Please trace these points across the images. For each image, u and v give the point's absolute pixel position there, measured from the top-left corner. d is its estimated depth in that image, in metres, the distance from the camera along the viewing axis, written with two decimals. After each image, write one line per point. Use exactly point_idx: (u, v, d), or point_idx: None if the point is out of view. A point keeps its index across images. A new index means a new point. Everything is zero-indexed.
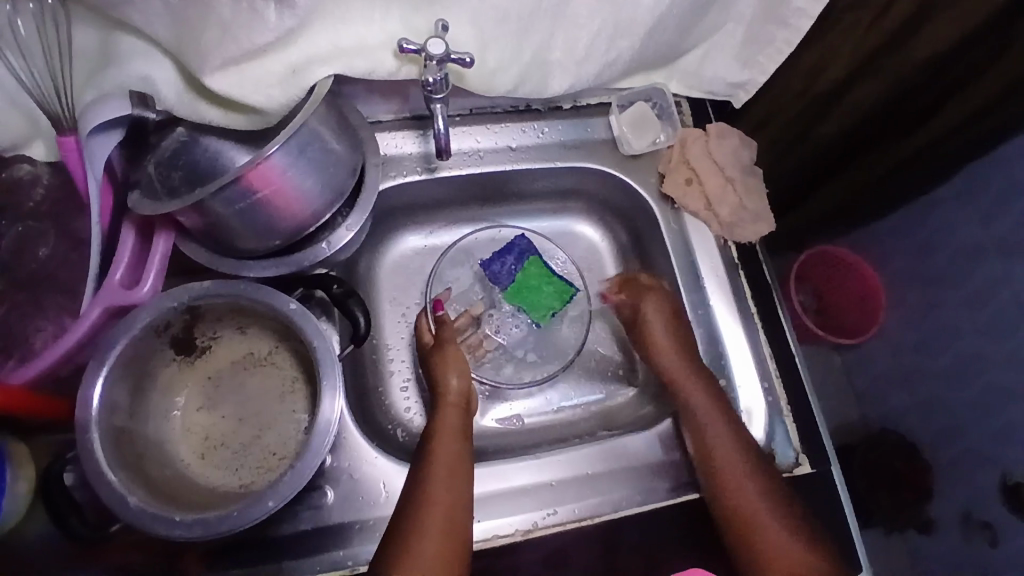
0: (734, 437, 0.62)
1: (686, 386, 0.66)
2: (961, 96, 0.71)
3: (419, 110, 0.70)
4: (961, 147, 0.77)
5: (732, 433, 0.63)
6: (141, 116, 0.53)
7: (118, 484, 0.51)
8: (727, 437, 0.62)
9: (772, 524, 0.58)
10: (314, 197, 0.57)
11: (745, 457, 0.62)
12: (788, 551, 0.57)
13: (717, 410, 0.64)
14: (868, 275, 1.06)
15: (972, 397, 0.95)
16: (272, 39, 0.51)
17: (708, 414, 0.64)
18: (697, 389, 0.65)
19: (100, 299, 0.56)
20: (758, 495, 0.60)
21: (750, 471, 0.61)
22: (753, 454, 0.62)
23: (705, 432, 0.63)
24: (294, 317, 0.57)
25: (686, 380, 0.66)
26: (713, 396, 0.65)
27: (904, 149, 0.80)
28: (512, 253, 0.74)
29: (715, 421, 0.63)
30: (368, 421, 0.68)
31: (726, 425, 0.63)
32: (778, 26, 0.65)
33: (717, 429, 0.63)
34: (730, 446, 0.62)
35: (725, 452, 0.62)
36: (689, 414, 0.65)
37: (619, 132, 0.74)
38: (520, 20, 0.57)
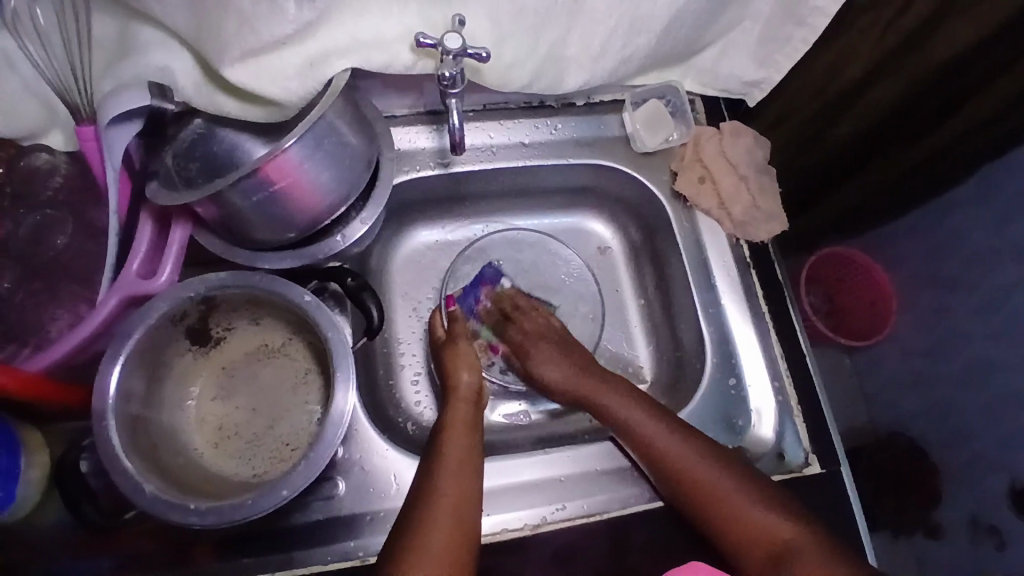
0: (671, 432, 0.62)
1: (600, 393, 0.66)
2: (982, 93, 0.70)
3: (434, 105, 0.71)
4: (982, 141, 0.77)
5: (663, 423, 0.63)
6: (159, 107, 0.53)
7: (135, 472, 0.51)
8: (663, 432, 0.62)
9: (737, 499, 0.58)
10: (329, 191, 0.57)
11: (688, 444, 0.61)
12: (759, 519, 0.57)
13: (641, 406, 0.64)
14: (878, 277, 1.07)
15: (983, 401, 0.95)
16: (290, 30, 0.51)
17: (632, 412, 0.64)
18: (611, 388, 0.66)
19: (119, 289, 0.56)
20: (716, 471, 0.60)
21: (696, 453, 0.61)
22: (692, 436, 0.62)
23: (638, 430, 0.63)
24: (309, 308, 0.57)
25: (599, 385, 0.66)
26: (626, 394, 0.65)
27: (920, 149, 0.80)
28: (479, 287, 0.74)
29: (643, 417, 0.63)
30: (379, 413, 0.68)
31: (655, 417, 0.63)
32: (796, 24, 0.65)
33: (649, 426, 0.63)
34: (667, 437, 0.62)
35: (662, 444, 0.62)
36: (614, 416, 0.65)
37: (632, 129, 0.74)
38: (538, 15, 0.57)
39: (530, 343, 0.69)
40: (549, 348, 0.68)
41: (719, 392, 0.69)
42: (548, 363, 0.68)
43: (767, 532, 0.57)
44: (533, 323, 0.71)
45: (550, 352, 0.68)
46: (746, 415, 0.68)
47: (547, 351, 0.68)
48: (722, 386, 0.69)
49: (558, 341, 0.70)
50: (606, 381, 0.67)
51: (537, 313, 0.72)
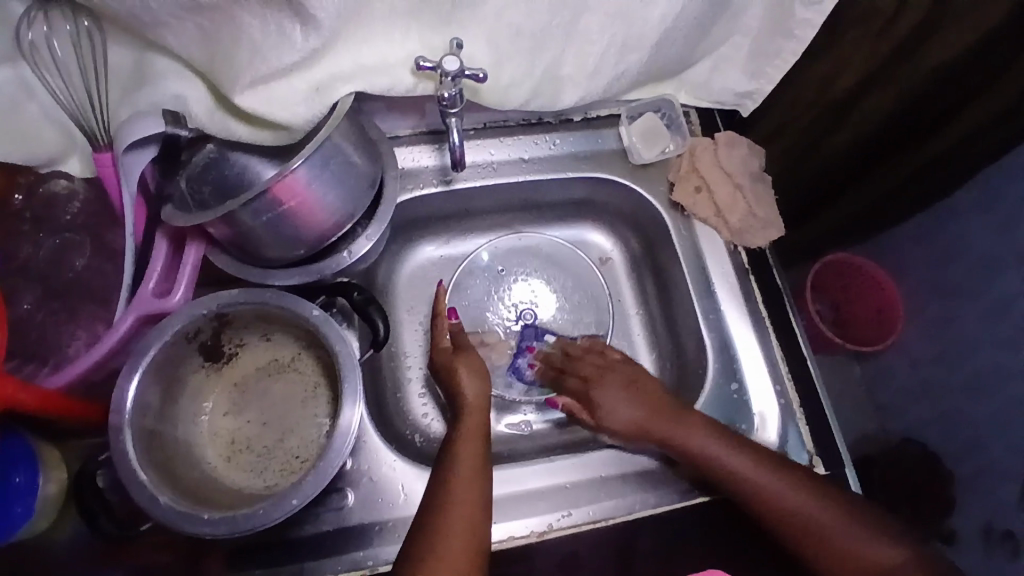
0: (770, 472, 0.61)
1: (684, 436, 0.63)
2: (986, 93, 0.70)
3: (435, 125, 0.73)
4: (992, 141, 0.77)
5: (762, 466, 0.61)
6: (175, 133, 0.56)
7: (149, 483, 0.53)
8: (760, 472, 0.61)
9: (841, 531, 0.60)
10: (335, 209, 0.59)
11: (785, 478, 0.61)
12: (862, 548, 0.59)
13: (743, 449, 0.62)
14: (885, 288, 1.08)
15: (992, 405, 0.95)
16: (298, 58, 0.53)
17: (732, 457, 0.62)
18: (700, 428, 0.63)
19: (134, 308, 0.58)
20: (806, 501, 0.61)
21: (795, 492, 0.61)
22: (790, 474, 0.62)
23: (736, 473, 0.62)
24: (317, 322, 0.59)
25: (672, 426, 0.64)
26: (719, 435, 0.63)
27: (919, 155, 0.82)
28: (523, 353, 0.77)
29: (745, 463, 0.62)
30: (387, 425, 0.70)
31: (755, 460, 0.62)
32: (785, 37, 0.67)
33: (744, 466, 0.62)
34: (770, 480, 0.61)
35: (770, 487, 0.61)
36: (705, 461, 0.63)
37: (629, 142, 0.76)
38: (533, 36, 0.60)
39: (594, 389, 0.68)
40: (617, 390, 0.67)
41: (721, 397, 0.69)
42: (616, 410, 0.66)
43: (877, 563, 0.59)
44: (590, 366, 0.70)
45: (620, 395, 0.66)
46: (750, 419, 0.69)
47: (615, 396, 0.67)
48: (725, 391, 0.69)
49: (628, 380, 0.67)
50: (692, 421, 0.64)
51: (592, 355, 0.70)
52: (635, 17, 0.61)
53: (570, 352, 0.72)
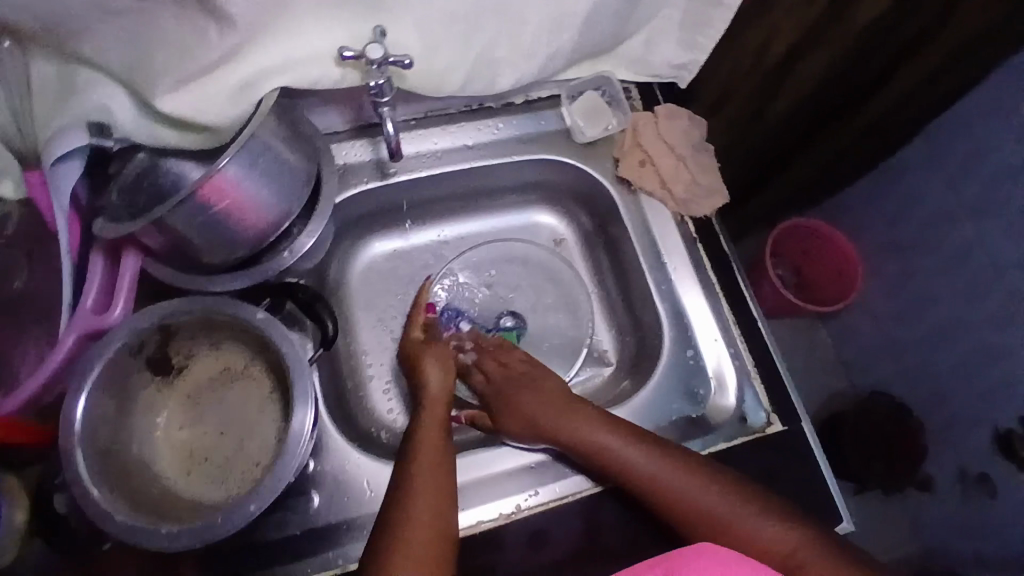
0: (657, 458, 0.62)
1: (581, 430, 0.64)
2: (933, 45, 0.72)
3: (372, 118, 0.72)
4: (940, 90, 0.80)
5: (652, 453, 0.62)
6: (100, 144, 0.55)
7: (104, 501, 0.52)
8: (646, 457, 0.62)
9: (730, 511, 0.59)
10: (272, 206, 0.58)
11: (677, 463, 0.62)
12: (753, 531, 0.59)
13: (644, 445, 0.62)
14: (838, 241, 1.07)
15: (955, 353, 0.97)
16: (216, 58, 0.53)
17: (625, 446, 0.62)
18: (595, 421, 0.64)
19: (75, 325, 0.58)
20: (694, 483, 0.60)
21: (687, 478, 0.61)
22: (684, 461, 0.62)
23: (627, 464, 0.61)
24: (263, 324, 0.58)
25: (572, 421, 0.64)
26: (612, 427, 0.64)
27: (872, 110, 0.83)
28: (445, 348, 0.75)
29: (637, 454, 0.62)
30: (350, 424, 0.69)
31: (648, 452, 0.62)
32: (713, 5, 0.67)
33: (633, 454, 0.62)
34: (670, 472, 0.61)
35: (663, 477, 0.61)
36: (601, 454, 0.62)
37: (572, 122, 0.76)
38: (462, 21, 0.60)
39: (501, 395, 0.69)
40: (522, 393, 0.68)
41: (678, 364, 0.70)
42: (516, 410, 0.67)
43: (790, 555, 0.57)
44: (496, 363, 0.71)
45: (524, 395, 0.68)
46: (707, 384, 0.70)
47: (518, 394, 0.68)
48: (682, 359, 0.70)
49: (537, 383, 0.69)
50: (587, 415, 0.65)
51: (498, 354, 0.71)
52: None
53: (485, 345, 0.72)
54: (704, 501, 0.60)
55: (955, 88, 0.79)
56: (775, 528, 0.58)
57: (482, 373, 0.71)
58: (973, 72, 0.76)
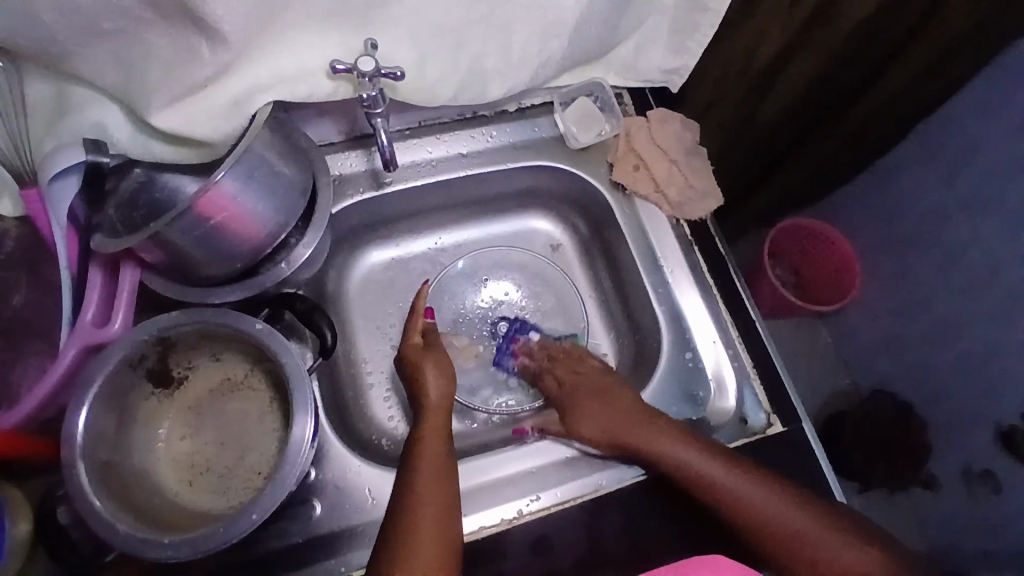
0: (735, 475, 0.60)
1: (657, 442, 0.63)
2: (920, 40, 0.72)
3: (367, 129, 0.73)
4: (927, 87, 0.79)
5: (730, 469, 0.61)
6: (97, 161, 0.55)
7: (107, 512, 0.53)
8: (725, 473, 0.61)
9: (815, 537, 0.58)
10: (268, 218, 0.59)
11: (759, 481, 0.60)
12: (842, 559, 0.57)
13: (722, 460, 0.61)
14: (836, 240, 1.07)
15: (955, 350, 0.97)
16: (210, 74, 0.53)
17: (703, 461, 0.61)
18: (664, 431, 0.64)
19: (76, 339, 0.58)
20: (777, 505, 0.59)
21: (770, 498, 0.59)
22: (765, 479, 0.60)
23: (704, 478, 0.60)
24: (261, 335, 0.59)
25: (648, 432, 0.64)
26: (684, 438, 0.63)
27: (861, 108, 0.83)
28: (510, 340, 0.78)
29: (706, 460, 0.61)
30: (351, 432, 0.70)
31: (714, 458, 0.61)
32: (700, 10, 0.68)
33: (711, 468, 0.61)
34: (746, 486, 0.60)
35: (731, 485, 0.60)
36: (676, 468, 0.62)
37: (565, 129, 0.77)
38: (451, 32, 0.60)
39: (574, 400, 0.69)
40: (594, 401, 0.68)
41: (676, 367, 0.70)
42: (589, 418, 0.67)
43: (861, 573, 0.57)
44: (567, 371, 0.72)
45: (594, 404, 0.67)
46: (706, 386, 0.70)
47: (591, 403, 0.67)
48: (680, 362, 0.71)
49: (609, 389, 0.68)
50: (659, 424, 0.64)
51: (573, 362, 0.72)
52: (550, 4, 0.62)
53: (553, 353, 0.74)
54: (787, 523, 0.58)
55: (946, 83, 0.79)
56: (864, 557, 0.57)
57: (556, 378, 0.72)
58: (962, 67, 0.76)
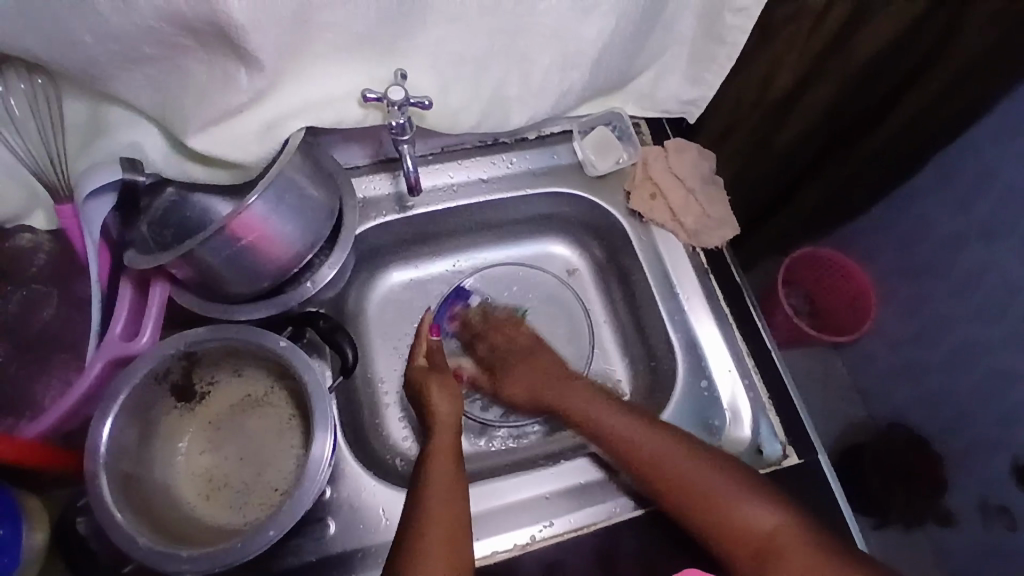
0: (644, 427, 0.64)
1: (579, 402, 0.68)
2: (931, 77, 0.74)
3: (392, 153, 0.75)
4: (939, 123, 0.81)
5: (640, 423, 0.65)
6: (132, 180, 0.57)
7: (128, 525, 0.53)
8: (633, 425, 0.65)
9: (716, 487, 0.61)
10: (295, 240, 0.60)
11: (667, 435, 0.64)
12: (743, 513, 0.60)
13: (631, 415, 0.66)
14: (851, 270, 1.08)
15: (971, 382, 0.97)
16: (244, 100, 0.55)
17: (613, 416, 0.66)
18: (590, 395, 0.69)
19: (103, 352, 0.60)
20: (681, 456, 0.62)
21: (675, 449, 0.63)
22: (672, 433, 0.64)
23: (613, 431, 0.65)
24: (285, 353, 0.60)
25: (567, 396, 0.69)
26: (604, 399, 0.68)
27: (875, 140, 0.84)
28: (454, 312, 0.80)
29: (628, 423, 0.65)
30: (366, 452, 0.70)
31: (637, 422, 0.65)
32: (718, 43, 0.70)
33: (619, 421, 0.65)
34: (651, 437, 0.64)
35: (646, 445, 0.63)
36: (590, 420, 0.67)
37: (583, 156, 0.78)
38: (475, 61, 0.62)
39: (501, 366, 0.74)
40: (520, 368, 0.72)
41: (691, 394, 0.71)
42: (512, 383, 0.72)
43: (760, 533, 0.59)
44: (500, 339, 0.76)
45: (520, 371, 0.72)
46: (722, 415, 0.70)
47: (519, 367, 0.72)
48: (696, 389, 0.71)
49: (537, 360, 0.73)
50: (585, 390, 0.69)
51: (506, 328, 0.77)
52: (573, 36, 0.64)
53: (491, 322, 0.78)
54: (685, 472, 0.62)
55: (959, 119, 0.80)
56: (765, 514, 0.59)
57: (487, 341, 0.77)
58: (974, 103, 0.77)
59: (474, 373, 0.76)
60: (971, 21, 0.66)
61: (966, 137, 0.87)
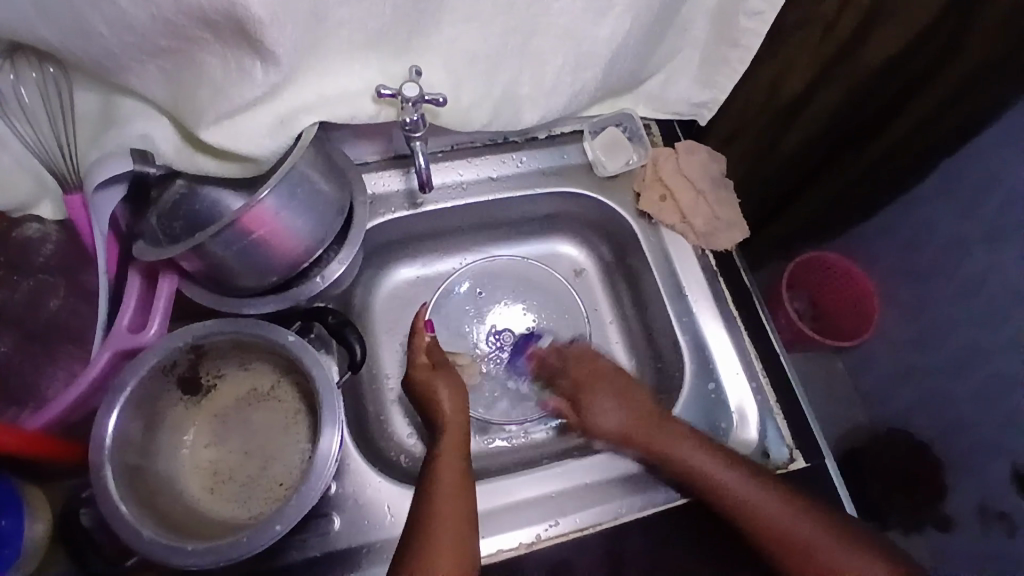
0: (735, 470, 0.63)
1: (665, 440, 0.66)
2: (942, 81, 0.74)
3: (402, 150, 0.75)
4: (940, 133, 0.81)
5: (732, 466, 0.64)
6: (142, 171, 0.58)
7: (132, 517, 0.53)
8: (723, 467, 0.63)
9: (806, 532, 0.61)
10: (306, 235, 0.60)
11: (756, 478, 0.63)
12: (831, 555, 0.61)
13: (722, 457, 0.64)
14: (857, 276, 1.07)
15: (973, 388, 0.97)
16: (259, 94, 0.54)
17: (708, 459, 0.64)
18: (678, 433, 0.66)
19: (110, 344, 0.60)
20: (767, 497, 0.62)
21: (765, 494, 0.63)
22: (760, 475, 0.64)
23: (702, 469, 0.64)
24: (293, 348, 0.60)
25: (660, 434, 0.66)
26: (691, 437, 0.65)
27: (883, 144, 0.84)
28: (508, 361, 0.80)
29: (716, 465, 0.64)
30: (372, 449, 0.70)
31: (722, 460, 0.64)
32: (731, 46, 0.70)
33: (712, 464, 0.64)
34: (741, 481, 0.63)
35: (739, 488, 0.63)
36: (680, 462, 0.65)
37: (593, 156, 0.78)
38: (488, 60, 0.62)
39: (586, 397, 0.72)
40: (608, 398, 0.70)
41: (699, 396, 0.71)
42: (604, 414, 0.70)
43: (836, 564, 0.61)
44: (581, 371, 0.74)
45: (609, 403, 0.70)
46: (729, 417, 0.70)
47: (605, 401, 0.70)
48: (703, 391, 0.71)
49: (628, 393, 0.70)
50: (667, 425, 0.67)
51: (585, 362, 0.74)
52: (587, 36, 0.63)
53: (566, 355, 0.76)
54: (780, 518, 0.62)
55: (971, 122, 0.79)
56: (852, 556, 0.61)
57: (563, 369, 0.75)
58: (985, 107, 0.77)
59: (559, 400, 0.75)
60: (979, 26, 0.65)
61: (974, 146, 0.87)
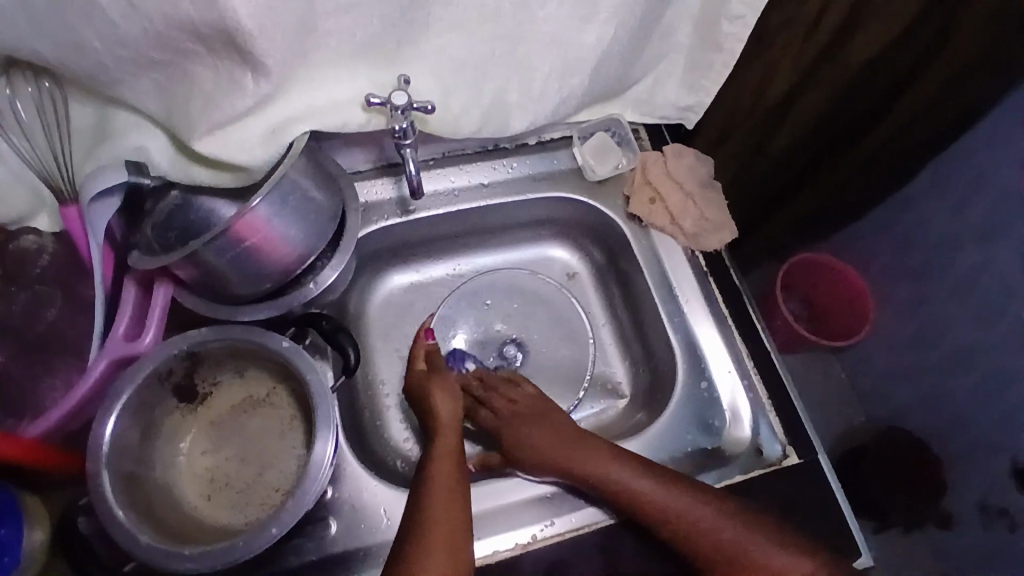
0: (678, 492, 0.62)
1: (602, 465, 0.64)
2: (925, 79, 0.74)
3: (393, 158, 0.76)
4: (927, 132, 0.82)
5: (676, 488, 0.62)
6: (136, 181, 0.59)
7: (130, 523, 0.54)
8: (661, 489, 0.62)
9: (764, 549, 0.60)
10: (298, 243, 0.61)
11: (702, 499, 0.62)
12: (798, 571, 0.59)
13: (661, 480, 0.63)
14: (849, 276, 1.08)
15: (969, 385, 0.98)
16: (249, 105, 0.56)
17: (646, 483, 0.62)
18: (605, 455, 0.64)
19: (107, 352, 0.60)
20: (719, 516, 0.61)
21: (715, 512, 0.61)
22: (708, 498, 0.62)
23: (637, 492, 0.62)
24: (288, 353, 0.61)
25: (590, 456, 0.64)
26: (627, 461, 0.64)
27: (873, 142, 0.84)
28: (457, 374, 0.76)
29: (669, 493, 0.62)
30: (369, 453, 0.71)
31: (661, 482, 0.62)
32: (715, 51, 0.71)
33: (652, 488, 0.62)
34: (686, 501, 0.62)
35: (693, 514, 0.61)
36: (619, 488, 0.63)
37: (583, 161, 0.79)
38: (476, 67, 0.63)
39: (510, 429, 0.68)
40: (531, 428, 0.67)
41: (691, 396, 0.72)
42: (527, 444, 0.67)
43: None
44: (504, 403, 0.70)
45: (532, 430, 0.67)
46: (721, 415, 0.71)
47: (524, 428, 0.68)
48: (695, 390, 0.72)
49: (547, 421, 0.68)
50: (597, 445, 0.65)
51: (507, 390, 0.71)
52: (572, 42, 0.64)
53: (488, 386, 0.71)
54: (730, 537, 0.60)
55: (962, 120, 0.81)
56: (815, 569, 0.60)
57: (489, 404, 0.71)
58: (975, 105, 0.78)
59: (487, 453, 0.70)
60: (964, 25, 0.67)
61: (960, 144, 0.88)
